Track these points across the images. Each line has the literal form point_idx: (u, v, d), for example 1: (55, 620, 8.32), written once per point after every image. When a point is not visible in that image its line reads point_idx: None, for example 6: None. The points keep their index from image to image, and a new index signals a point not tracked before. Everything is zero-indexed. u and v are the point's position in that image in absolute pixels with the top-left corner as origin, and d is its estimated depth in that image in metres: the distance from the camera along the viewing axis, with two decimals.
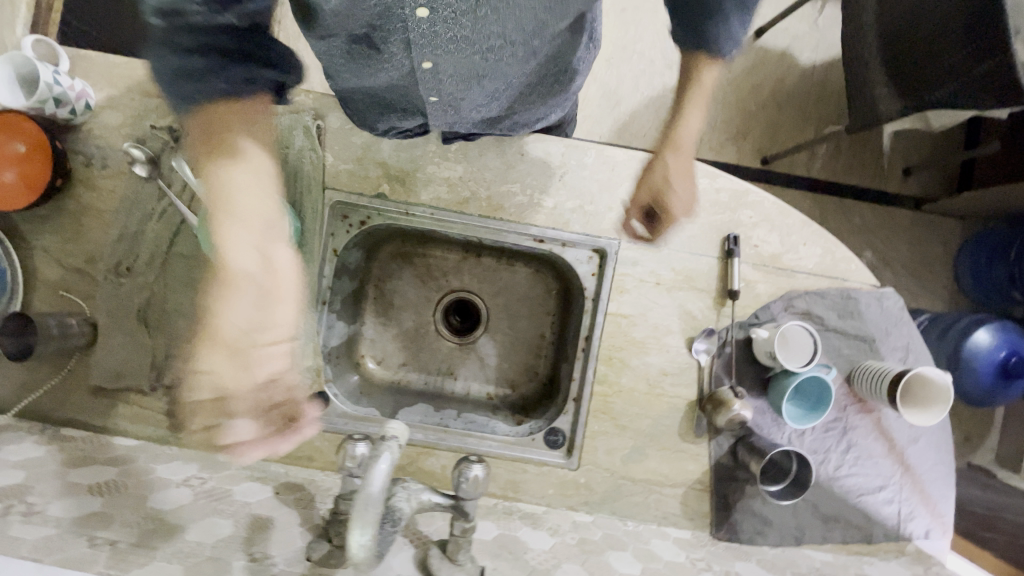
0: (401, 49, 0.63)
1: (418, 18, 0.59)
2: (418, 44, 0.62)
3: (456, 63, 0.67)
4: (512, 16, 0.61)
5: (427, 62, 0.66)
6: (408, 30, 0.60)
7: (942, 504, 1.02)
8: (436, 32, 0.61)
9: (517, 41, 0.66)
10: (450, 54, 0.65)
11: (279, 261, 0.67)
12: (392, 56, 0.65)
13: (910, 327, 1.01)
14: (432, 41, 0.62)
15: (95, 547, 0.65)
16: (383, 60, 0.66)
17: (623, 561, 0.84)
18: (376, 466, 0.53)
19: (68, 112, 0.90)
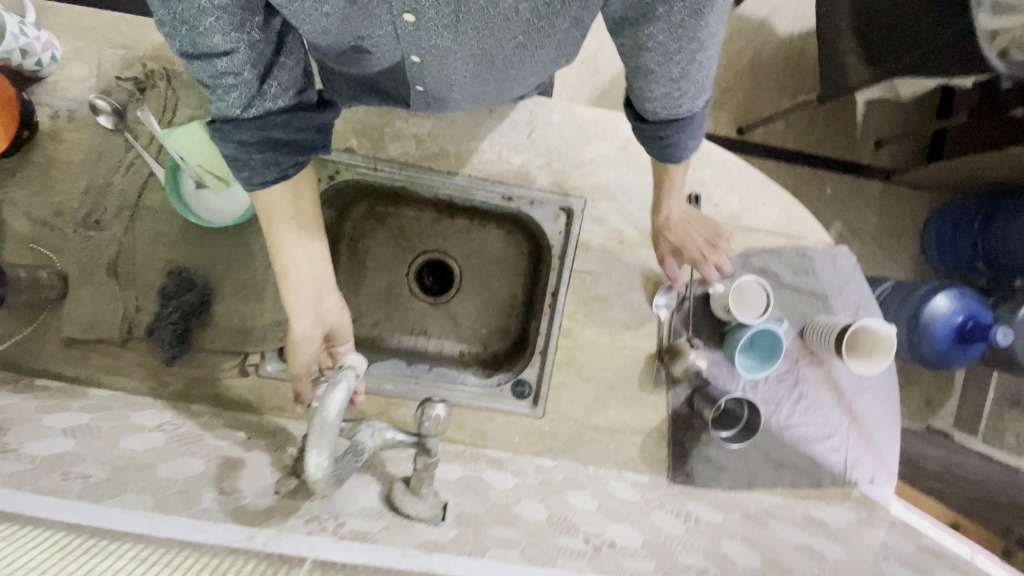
0: (390, 42, 0.65)
1: (405, 22, 0.60)
2: (406, 41, 0.64)
3: (443, 62, 0.69)
4: (494, 32, 0.62)
5: (415, 55, 0.68)
6: (396, 30, 0.62)
7: (886, 452, 1.08)
8: (420, 35, 0.63)
9: (502, 56, 0.68)
10: (436, 53, 0.67)
11: (332, 308, 0.74)
12: (383, 49, 0.67)
13: (861, 284, 1.05)
14: (418, 40, 0.64)
15: (67, 479, 0.67)
16: (375, 52, 0.68)
17: (581, 499, 0.89)
18: (332, 395, 0.55)
19: (34, 63, 0.89)
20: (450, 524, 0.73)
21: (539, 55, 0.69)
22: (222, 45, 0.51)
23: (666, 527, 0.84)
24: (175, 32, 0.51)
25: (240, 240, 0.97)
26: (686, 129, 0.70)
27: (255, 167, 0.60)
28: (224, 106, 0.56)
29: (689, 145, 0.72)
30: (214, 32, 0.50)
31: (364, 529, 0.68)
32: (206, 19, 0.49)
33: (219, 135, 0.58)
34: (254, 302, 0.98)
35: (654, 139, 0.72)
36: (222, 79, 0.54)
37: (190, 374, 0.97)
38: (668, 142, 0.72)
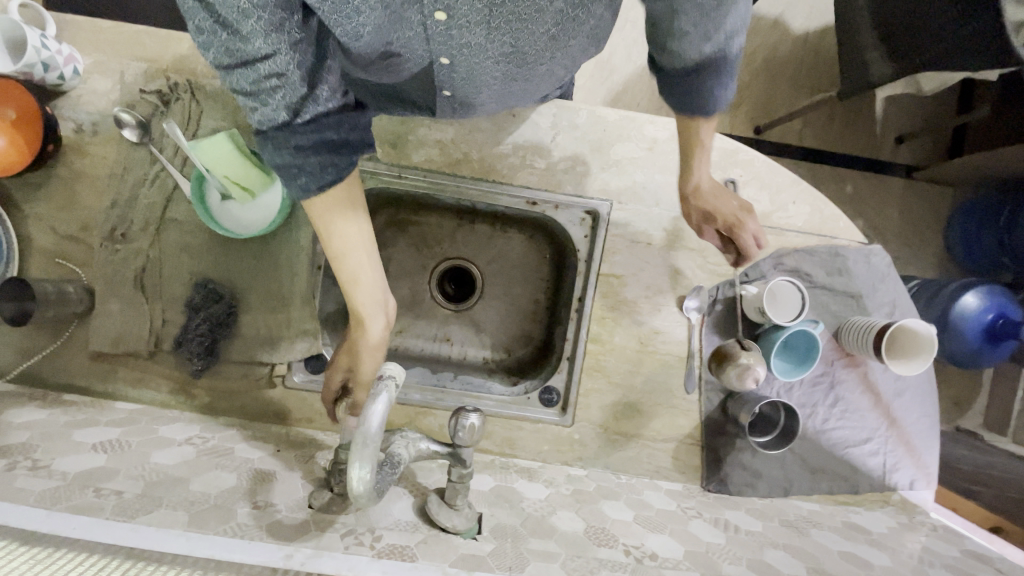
0: (420, 45, 0.65)
1: (436, 21, 0.60)
2: (435, 42, 0.64)
3: (472, 65, 0.69)
4: (527, 23, 0.62)
5: (444, 58, 0.67)
6: (426, 30, 0.62)
7: (927, 455, 1.05)
8: (450, 35, 0.62)
9: (536, 47, 0.67)
10: (465, 54, 0.66)
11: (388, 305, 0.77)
12: (413, 53, 0.66)
13: (896, 282, 1.03)
14: (448, 41, 0.63)
15: (101, 496, 0.66)
16: (403, 57, 0.67)
17: (616, 508, 0.87)
18: (373, 406, 0.54)
19: (57, 77, 0.89)
20: (486, 538, 0.71)
21: (570, 44, 0.69)
22: (265, 49, 0.50)
23: (706, 537, 0.82)
24: (218, 42, 0.50)
25: (265, 250, 0.96)
26: (715, 81, 0.66)
27: (311, 173, 0.60)
28: (270, 112, 0.55)
29: (717, 99, 0.69)
30: (256, 37, 0.49)
31: (401, 543, 0.66)
32: (249, 24, 0.48)
33: (268, 145, 0.58)
34: (279, 312, 0.97)
35: (678, 87, 0.68)
36: (267, 84, 0.53)
37: (218, 386, 0.97)
38: (696, 96, 0.68)
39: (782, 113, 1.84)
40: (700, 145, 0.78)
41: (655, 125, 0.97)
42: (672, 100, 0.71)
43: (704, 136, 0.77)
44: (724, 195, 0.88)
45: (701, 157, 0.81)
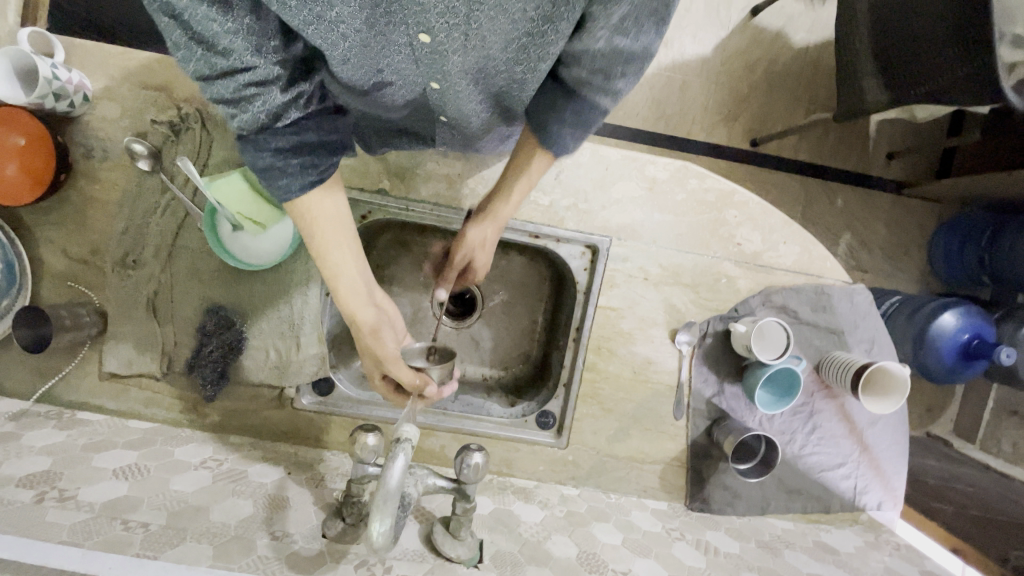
0: (410, 69, 0.63)
1: (420, 43, 0.57)
2: (424, 64, 0.62)
3: (462, 92, 0.68)
4: (498, 48, 0.60)
5: (434, 84, 0.66)
6: (413, 52, 0.60)
7: (894, 479, 1.13)
8: (436, 58, 0.60)
9: (509, 67, 0.64)
10: (452, 76, 0.63)
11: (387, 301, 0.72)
12: (403, 77, 0.65)
13: (876, 319, 1.09)
14: (433, 64, 0.61)
15: (129, 529, 0.70)
16: (395, 85, 0.67)
17: (606, 531, 0.94)
18: (393, 465, 0.60)
19: (67, 105, 0.89)
20: (487, 567, 0.78)
21: (528, 84, 0.68)
22: (244, 61, 0.51)
23: (688, 560, 0.89)
24: (195, 56, 0.51)
25: (275, 278, 0.99)
26: (573, 125, 0.69)
27: (294, 173, 0.60)
28: (248, 119, 0.56)
29: (565, 146, 0.71)
30: (233, 51, 0.50)
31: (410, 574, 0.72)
32: (225, 40, 0.49)
33: (249, 147, 0.58)
34: (288, 337, 1.00)
35: (543, 104, 0.70)
36: (246, 93, 0.54)
37: (228, 407, 1.01)
38: (550, 128, 0.70)
39: (778, 126, 1.86)
40: (524, 178, 0.79)
41: (656, 166, 1.01)
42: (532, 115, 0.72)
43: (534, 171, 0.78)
44: (490, 249, 0.90)
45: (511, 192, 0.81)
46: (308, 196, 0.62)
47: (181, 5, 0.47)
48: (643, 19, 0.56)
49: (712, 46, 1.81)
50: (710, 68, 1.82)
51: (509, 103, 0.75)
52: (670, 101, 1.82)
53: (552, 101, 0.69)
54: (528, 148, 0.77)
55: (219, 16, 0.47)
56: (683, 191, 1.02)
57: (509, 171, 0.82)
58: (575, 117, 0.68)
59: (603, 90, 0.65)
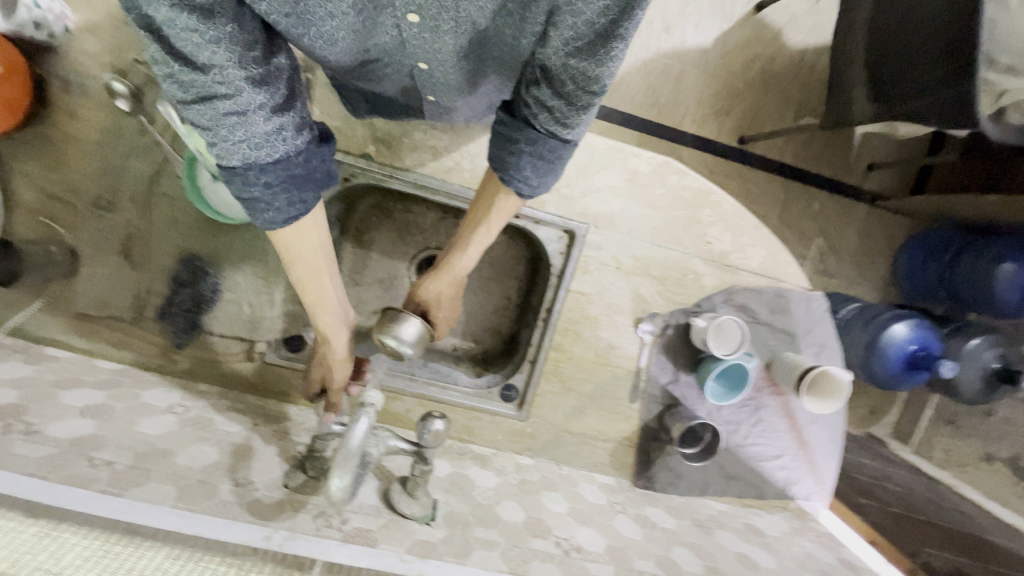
0: (397, 48, 0.64)
1: (409, 24, 0.58)
2: (411, 43, 0.62)
3: (449, 71, 0.69)
4: (485, 24, 0.60)
5: (421, 63, 0.67)
6: (401, 33, 0.60)
7: (825, 473, 1.22)
8: (425, 36, 0.60)
9: (495, 44, 0.64)
10: (442, 56, 0.64)
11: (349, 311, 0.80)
12: (391, 53, 0.65)
13: (829, 326, 1.16)
14: (421, 44, 0.62)
15: (94, 465, 0.73)
16: (381, 58, 0.67)
17: (554, 500, 1.00)
18: (356, 425, 0.64)
19: (47, 35, 0.87)
20: (439, 525, 0.82)
21: (513, 60, 0.68)
22: (225, 76, 0.48)
23: (626, 532, 0.96)
24: (174, 74, 0.49)
25: (253, 233, 0.99)
26: (530, 157, 0.68)
27: (280, 206, 0.58)
28: (228, 149, 0.53)
29: (524, 179, 0.70)
30: (213, 64, 0.47)
31: (365, 527, 0.77)
32: (207, 54, 0.47)
33: (235, 177, 0.55)
34: (261, 292, 1.01)
35: (502, 136, 0.69)
36: (227, 120, 0.51)
37: (198, 355, 1.02)
38: (509, 161, 0.69)
39: (767, 127, 1.89)
40: (485, 226, 0.79)
41: (639, 158, 1.03)
42: (489, 152, 0.70)
43: (500, 211, 0.77)
44: (453, 298, 0.88)
45: (473, 240, 0.81)
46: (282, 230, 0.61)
47: (160, 18, 0.44)
48: (598, 47, 0.55)
49: (713, 38, 1.81)
50: (708, 60, 1.82)
51: (495, 78, 0.76)
52: (665, 89, 1.82)
53: (510, 135, 0.68)
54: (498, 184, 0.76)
55: (198, 25, 0.45)
56: (663, 186, 1.05)
57: (471, 214, 0.81)
58: (532, 148, 0.67)
59: (564, 121, 0.64)
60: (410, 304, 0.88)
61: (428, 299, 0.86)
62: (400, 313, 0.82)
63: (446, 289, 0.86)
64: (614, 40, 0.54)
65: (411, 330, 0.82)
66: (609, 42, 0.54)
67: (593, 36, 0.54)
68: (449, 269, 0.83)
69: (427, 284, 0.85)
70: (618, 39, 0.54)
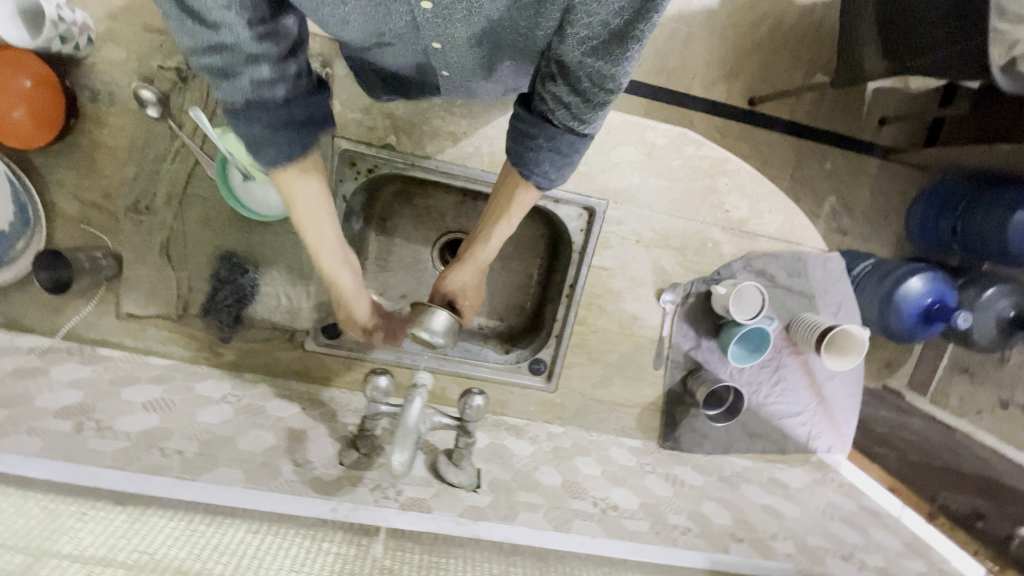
0: (410, 32, 0.65)
1: (422, 14, 0.60)
2: (424, 29, 0.64)
3: (462, 51, 0.70)
4: (497, 15, 0.60)
5: (435, 44, 0.68)
6: (415, 19, 0.62)
7: (844, 426, 1.27)
8: (439, 22, 0.62)
9: (507, 31, 0.65)
10: (455, 38, 0.66)
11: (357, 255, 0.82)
12: (405, 38, 0.68)
13: (846, 286, 1.19)
14: (435, 29, 0.64)
15: (166, 454, 0.79)
16: (395, 40, 0.68)
17: (587, 464, 1.06)
18: (410, 408, 0.69)
19: (73, 48, 0.90)
20: (485, 491, 0.88)
21: (526, 49, 0.69)
22: (234, 31, 0.46)
23: (657, 490, 1.02)
24: (177, 20, 0.46)
25: (285, 229, 1.03)
26: (547, 152, 0.69)
27: (284, 149, 0.57)
28: (233, 93, 0.51)
29: (542, 172, 0.71)
30: (222, 16, 0.45)
31: (418, 496, 0.83)
32: (217, 15, 0.44)
33: (240, 119, 0.53)
34: (297, 284, 1.05)
35: (520, 131, 0.71)
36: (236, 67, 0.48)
37: (243, 347, 1.07)
38: (527, 155, 0.70)
39: (777, 86, 1.87)
40: (506, 219, 0.81)
41: (655, 132, 1.05)
42: (508, 146, 0.72)
43: (518, 205, 0.78)
44: (479, 284, 0.94)
45: (493, 232, 0.83)
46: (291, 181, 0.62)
47: None
48: (613, 48, 0.56)
49: None
50: (715, 21, 1.80)
51: (508, 61, 0.77)
52: (672, 54, 1.80)
53: (526, 128, 0.69)
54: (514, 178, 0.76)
55: None
56: (680, 158, 1.06)
57: (491, 207, 0.83)
58: (549, 143, 0.69)
59: (580, 116, 0.65)
60: (439, 294, 0.94)
61: (455, 289, 0.92)
62: (430, 307, 0.86)
63: (471, 277, 0.91)
64: (630, 42, 0.54)
65: (440, 322, 0.86)
66: (625, 43, 0.54)
67: (608, 36, 0.55)
68: (473, 260, 0.87)
69: (454, 274, 0.90)
70: (634, 40, 0.54)
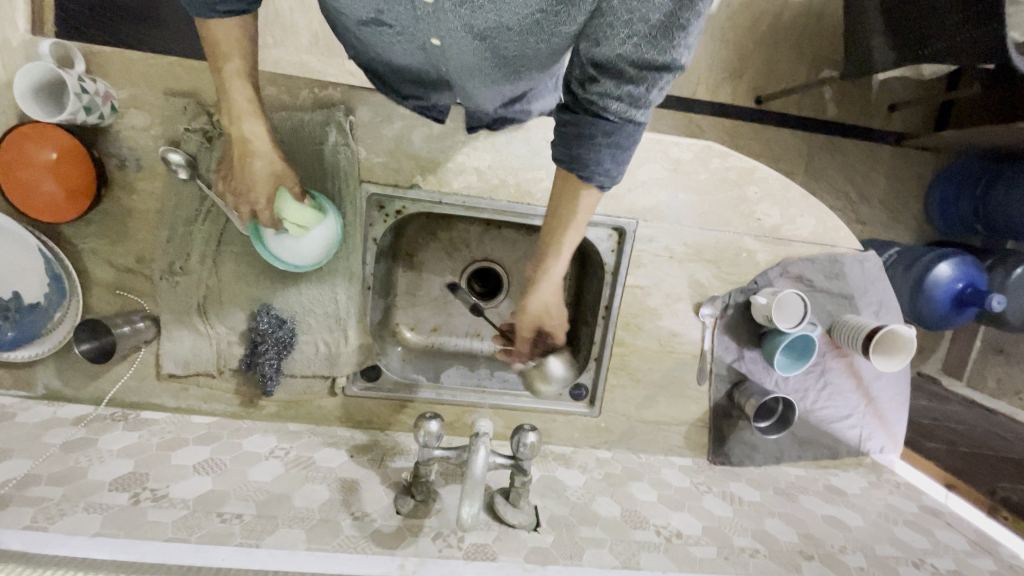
0: (412, 21, 0.64)
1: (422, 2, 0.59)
2: (425, 20, 0.63)
3: (463, 51, 0.68)
4: (505, 14, 0.60)
5: (435, 39, 0.67)
6: (415, 9, 0.61)
7: (895, 425, 1.24)
8: (439, 15, 0.61)
9: (513, 31, 0.63)
10: (457, 34, 0.64)
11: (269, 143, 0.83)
12: (406, 25, 0.66)
13: (884, 283, 1.17)
14: (436, 21, 0.63)
15: (226, 520, 0.79)
16: (398, 29, 0.67)
17: (643, 489, 1.04)
18: (475, 457, 0.70)
19: (98, 117, 0.90)
20: (546, 530, 0.87)
21: (536, 49, 0.68)
22: None
23: (717, 511, 1.00)
24: None
25: (318, 277, 1.02)
26: (609, 147, 0.65)
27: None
28: None
29: (604, 171, 0.67)
30: None
31: (482, 541, 0.82)
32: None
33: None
34: (334, 331, 1.05)
35: (570, 134, 0.67)
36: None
37: (284, 398, 1.06)
38: (586, 157, 0.66)
39: (783, 82, 1.86)
40: (572, 226, 0.75)
41: (680, 147, 1.04)
42: (560, 152, 0.68)
43: (580, 210, 0.73)
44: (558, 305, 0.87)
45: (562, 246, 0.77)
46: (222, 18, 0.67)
47: None
48: (660, 38, 0.56)
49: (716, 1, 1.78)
50: (715, 24, 1.80)
51: (512, 70, 0.74)
52: None
53: (578, 131, 0.65)
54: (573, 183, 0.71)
55: None
56: (706, 171, 1.05)
57: (550, 221, 0.77)
58: (608, 140, 0.65)
59: (637, 107, 0.62)
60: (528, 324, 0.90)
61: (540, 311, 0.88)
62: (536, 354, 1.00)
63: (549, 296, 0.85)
64: (679, 28, 0.55)
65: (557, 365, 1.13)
66: (673, 31, 0.55)
67: (653, 27, 0.55)
68: (547, 278, 0.81)
69: (533, 298, 0.85)
70: (681, 26, 0.55)
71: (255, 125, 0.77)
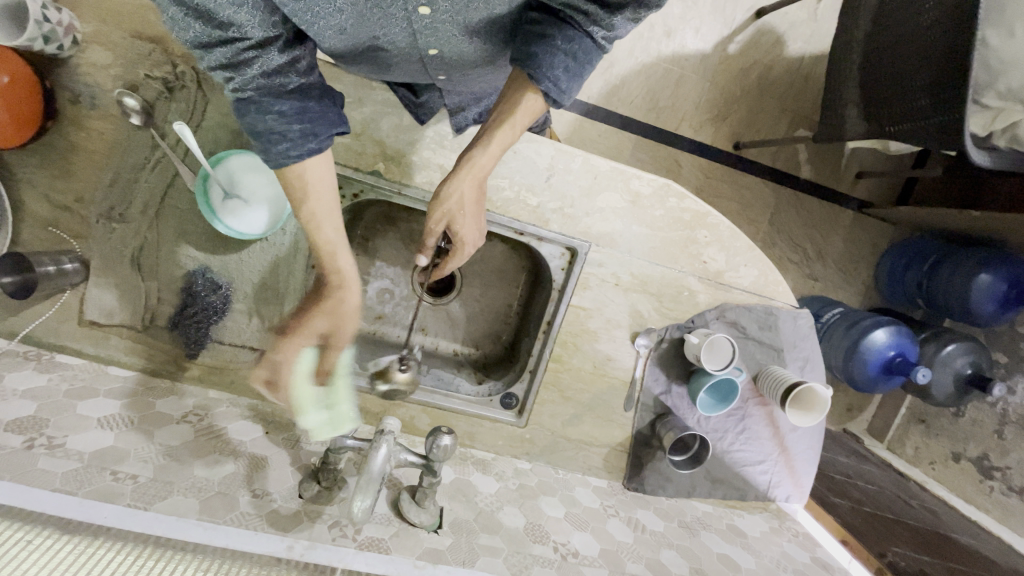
0: (407, 39, 0.72)
1: (420, 15, 0.66)
2: (422, 33, 0.70)
3: (460, 50, 0.77)
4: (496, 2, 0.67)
5: (431, 49, 0.75)
6: (412, 25, 0.68)
7: (804, 477, 1.30)
8: (433, 26, 0.69)
9: (501, 15, 0.71)
10: (452, 37, 0.72)
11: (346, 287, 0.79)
12: (402, 43, 0.73)
13: (814, 342, 1.22)
14: (431, 32, 0.70)
15: (118, 479, 0.77)
16: (393, 49, 0.74)
17: (552, 504, 1.06)
18: (374, 454, 0.74)
19: (56, 48, 0.87)
20: (446, 532, 0.88)
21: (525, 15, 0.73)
22: (243, 32, 0.58)
23: (618, 536, 1.03)
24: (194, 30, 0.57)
25: (264, 247, 1.01)
26: (565, 55, 0.69)
27: (293, 139, 0.67)
28: (246, 79, 0.63)
29: (554, 79, 0.70)
30: (234, 20, 0.57)
31: (378, 536, 0.82)
32: (228, 13, 0.56)
33: (252, 109, 0.65)
34: (272, 304, 1.04)
35: (532, 31, 0.71)
36: (244, 58, 0.61)
37: (209, 363, 1.05)
38: (540, 57, 0.69)
39: (762, 133, 1.92)
40: (509, 123, 0.75)
41: (640, 181, 1.07)
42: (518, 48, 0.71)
43: (521, 111, 0.75)
44: (470, 211, 0.83)
45: (496, 137, 0.76)
46: (303, 162, 0.69)
47: None
48: None
49: (712, 43, 1.83)
50: (708, 64, 1.84)
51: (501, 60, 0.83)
52: (665, 92, 1.83)
53: (543, 31, 0.69)
54: (517, 84, 0.74)
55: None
56: (662, 208, 1.09)
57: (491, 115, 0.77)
58: (567, 45, 0.69)
59: (597, 21, 0.69)
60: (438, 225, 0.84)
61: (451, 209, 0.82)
62: (435, 430, 0.85)
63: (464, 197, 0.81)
64: None
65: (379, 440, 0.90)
66: None
67: None
68: (473, 166, 0.78)
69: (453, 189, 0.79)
70: None
71: (351, 262, 0.78)
